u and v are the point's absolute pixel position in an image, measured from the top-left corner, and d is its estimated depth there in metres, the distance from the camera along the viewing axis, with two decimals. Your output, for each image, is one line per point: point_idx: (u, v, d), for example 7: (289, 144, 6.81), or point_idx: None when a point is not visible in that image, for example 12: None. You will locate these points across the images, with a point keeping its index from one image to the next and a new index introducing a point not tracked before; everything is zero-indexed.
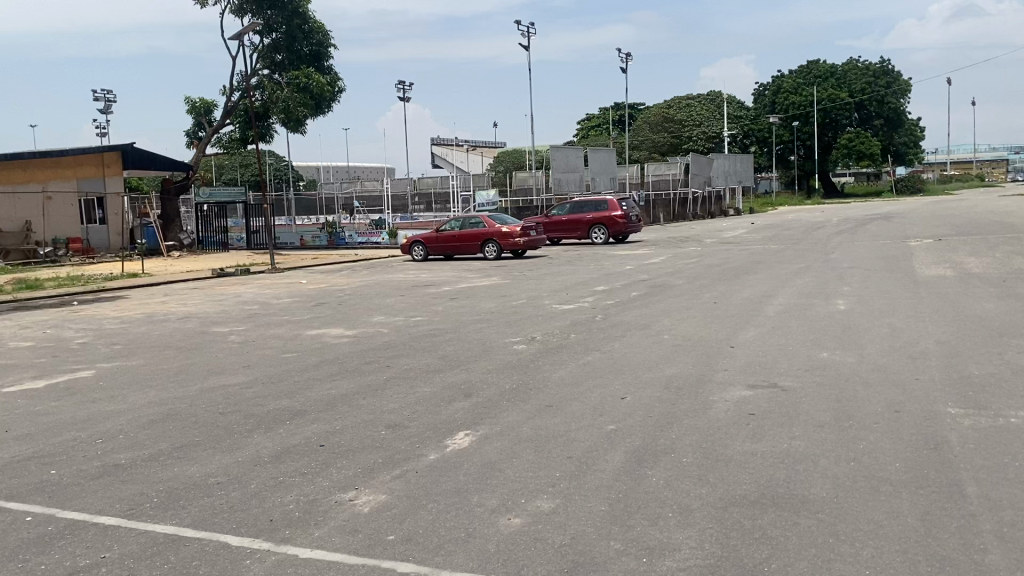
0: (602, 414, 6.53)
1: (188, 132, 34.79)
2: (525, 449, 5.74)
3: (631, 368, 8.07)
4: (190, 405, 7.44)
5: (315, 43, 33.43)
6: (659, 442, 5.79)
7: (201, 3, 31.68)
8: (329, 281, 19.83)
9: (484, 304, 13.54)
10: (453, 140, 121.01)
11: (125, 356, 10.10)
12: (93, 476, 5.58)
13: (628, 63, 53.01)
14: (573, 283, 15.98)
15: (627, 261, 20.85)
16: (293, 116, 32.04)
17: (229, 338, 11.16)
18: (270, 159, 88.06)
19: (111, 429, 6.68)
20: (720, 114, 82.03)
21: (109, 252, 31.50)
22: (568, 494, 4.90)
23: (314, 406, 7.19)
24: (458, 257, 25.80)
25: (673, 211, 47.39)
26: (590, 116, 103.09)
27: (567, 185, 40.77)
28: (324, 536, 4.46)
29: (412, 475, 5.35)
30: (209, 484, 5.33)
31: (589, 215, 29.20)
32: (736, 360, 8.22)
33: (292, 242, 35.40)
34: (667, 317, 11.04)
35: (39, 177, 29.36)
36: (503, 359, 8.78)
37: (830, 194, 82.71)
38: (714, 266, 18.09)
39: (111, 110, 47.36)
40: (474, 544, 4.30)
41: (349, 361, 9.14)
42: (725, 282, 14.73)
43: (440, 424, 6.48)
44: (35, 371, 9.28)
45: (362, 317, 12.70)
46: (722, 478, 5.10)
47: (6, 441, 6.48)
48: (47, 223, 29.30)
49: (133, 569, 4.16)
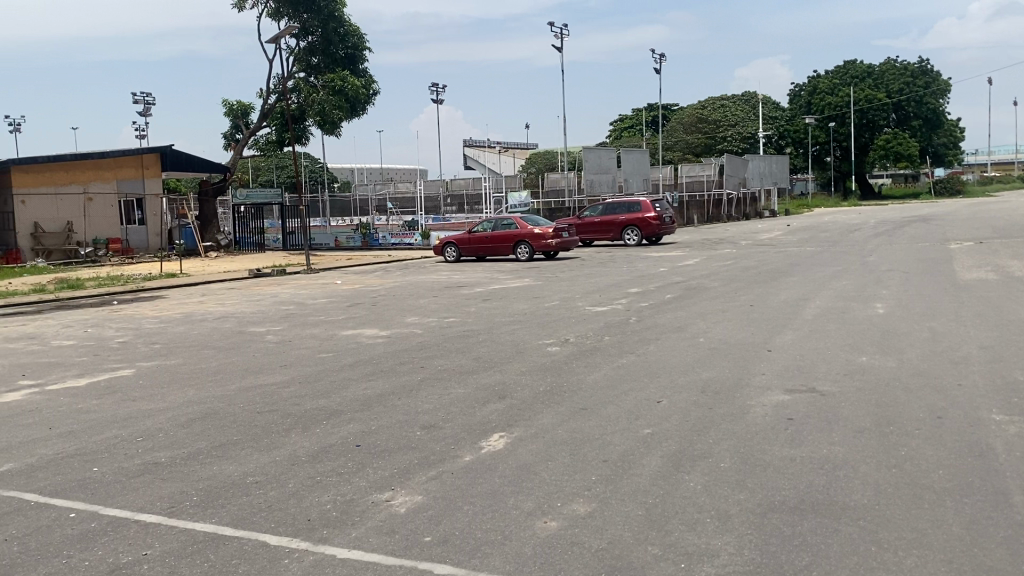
0: (637, 418, 6.49)
1: (226, 135, 35.25)
2: (560, 452, 5.73)
3: (667, 372, 8.02)
4: (228, 404, 7.51)
5: (351, 46, 33.65)
6: (696, 447, 5.74)
7: (239, 8, 32.20)
8: (363, 281, 19.98)
9: (518, 305, 13.53)
10: (486, 141, 121.26)
11: (164, 355, 10.23)
12: (134, 473, 5.65)
13: (661, 63, 52.89)
14: (608, 284, 15.92)
15: (660, 262, 20.73)
16: (328, 117, 32.20)
17: (266, 338, 11.26)
18: (305, 161, 89.10)
19: (151, 428, 6.76)
20: (755, 114, 81.65)
21: (148, 252, 32.15)
22: (605, 498, 4.88)
23: (351, 406, 7.24)
24: (491, 258, 25.85)
25: (707, 213, 47.11)
26: (623, 117, 102.58)
27: (600, 186, 40.70)
28: (361, 536, 4.48)
29: (448, 477, 5.36)
30: (247, 483, 5.38)
31: (621, 217, 29.08)
32: (774, 364, 8.14)
33: (327, 243, 35.75)
34: (703, 320, 10.96)
35: (81, 178, 29.77)
36: (537, 361, 8.78)
37: (868, 195, 81.56)
38: (749, 268, 17.96)
39: (150, 113, 48.25)
40: (510, 547, 4.29)
41: (384, 361, 9.20)
42: (759, 285, 14.60)
43: (475, 425, 6.49)
44: (77, 370, 9.42)
45: (396, 318, 12.76)
46: (761, 483, 5.05)
47: (49, 438, 6.58)
48: (88, 224, 29.77)
49: (174, 567, 4.20)
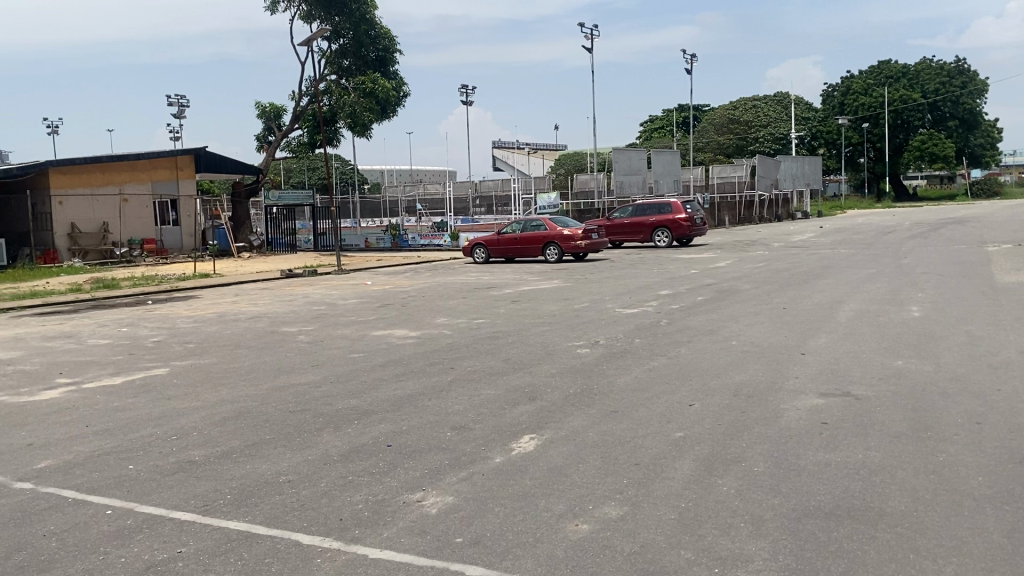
0: (669, 421, 6.44)
1: (258, 137, 35.59)
2: (591, 455, 5.70)
3: (698, 374, 7.96)
4: (260, 403, 7.57)
5: (382, 48, 33.85)
6: (729, 451, 5.69)
7: (271, 10, 32.48)
8: (393, 281, 20.08)
9: (548, 307, 13.51)
10: (514, 143, 121.41)
11: (197, 354, 10.36)
12: (168, 472, 5.71)
13: (691, 63, 52.67)
14: (638, 286, 15.85)
15: (691, 264, 20.59)
16: (359, 120, 32.44)
17: (298, 338, 11.35)
18: (336, 163, 89.86)
19: (185, 427, 6.84)
20: (787, 114, 80.94)
21: (182, 252, 32.61)
22: (636, 501, 4.85)
23: (381, 406, 7.27)
24: (520, 260, 25.87)
25: (738, 214, 46.78)
26: (653, 117, 102.14)
27: (630, 187, 40.56)
28: (393, 537, 4.48)
29: (478, 478, 5.36)
30: (280, 482, 5.42)
31: (651, 218, 28.94)
32: (808, 368, 8.05)
33: (357, 244, 36.08)
34: (735, 323, 10.86)
35: (117, 179, 30.17)
36: (567, 362, 8.76)
37: (902, 197, 80.48)
38: (782, 271, 17.79)
39: (184, 115, 48.83)
40: (542, 549, 4.28)
41: (415, 362, 9.24)
42: (792, 287, 14.45)
43: (506, 427, 6.47)
44: (112, 369, 9.55)
45: (426, 319, 12.79)
46: (794, 488, 4.99)
47: (86, 436, 6.68)
48: (124, 225, 30.25)
49: (207, 565, 4.23)
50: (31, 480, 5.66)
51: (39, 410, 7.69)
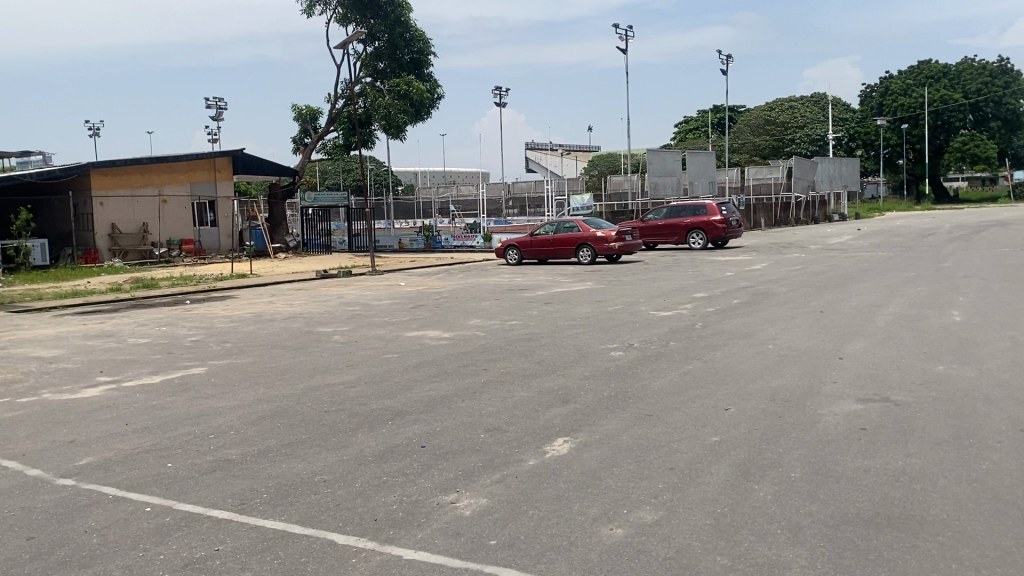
0: (704, 426, 6.38)
1: (295, 139, 35.93)
2: (626, 459, 5.67)
3: (734, 378, 7.88)
4: (297, 403, 7.64)
5: (416, 51, 34.01)
6: (766, 456, 5.62)
7: (308, 14, 32.81)
8: (426, 283, 20.15)
9: (582, 309, 13.47)
10: (547, 143, 121.20)
11: (234, 354, 10.48)
12: (206, 470, 5.79)
13: (727, 64, 52.43)
14: (672, 288, 15.75)
15: (726, 267, 20.41)
16: (394, 122, 32.62)
17: (333, 338, 11.45)
18: (371, 165, 90.89)
19: (222, 425, 6.92)
20: (824, 115, 80.07)
21: (219, 252, 33.03)
22: (671, 506, 4.81)
23: (415, 407, 7.30)
24: (553, 262, 25.85)
25: (774, 216, 46.27)
26: (688, 118, 101.53)
27: (664, 189, 40.33)
28: (427, 538, 4.50)
29: (512, 480, 5.35)
30: (315, 482, 5.46)
31: (687, 219, 28.73)
32: (845, 372, 7.94)
33: (391, 245, 36.30)
34: (771, 326, 10.74)
35: (157, 180, 30.63)
36: (600, 365, 8.74)
37: (942, 199, 79.15)
38: (819, 273, 17.55)
39: (222, 117, 49.50)
40: (576, 552, 4.27)
41: (449, 363, 9.27)
42: (830, 290, 14.27)
43: (539, 429, 6.46)
44: (151, 368, 9.70)
45: (459, 320, 12.82)
46: (832, 495, 4.92)
47: (126, 434, 6.78)
48: (163, 225, 30.73)
49: (245, 563, 4.28)
50: (73, 477, 5.76)
51: (81, 408, 7.81)
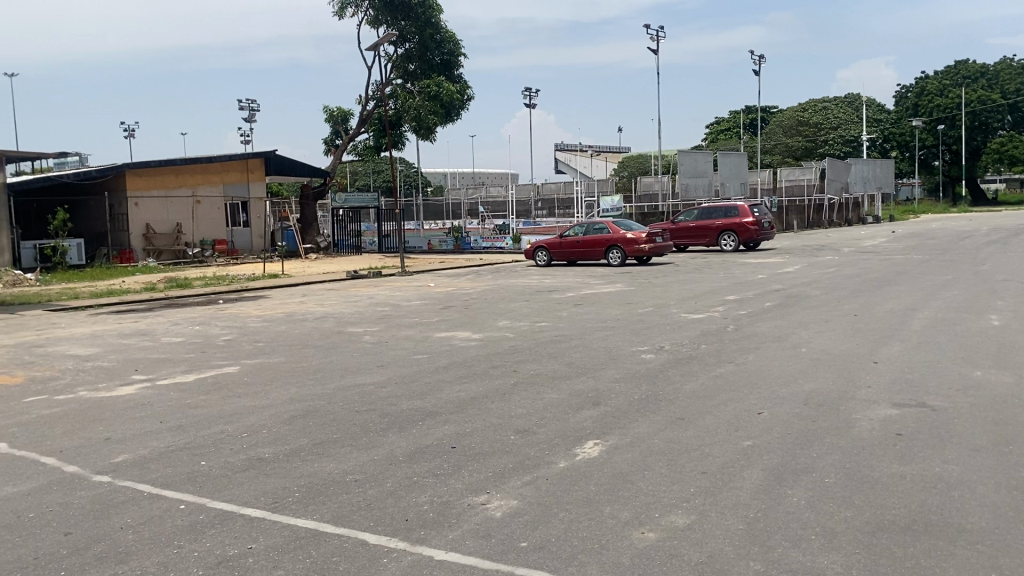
0: (737, 430, 6.33)
1: (326, 140, 36.21)
2: (657, 463, 5.63)
3: (767, 382, 7.80)
4: (328, 402, 7.70)
5: (447, 53, 34.12)
6: (799, 461, 5.56)
7: (339, 16, 33.07)
8: (455, 284, 20.19)
9: (612, 311, 13.43)
10: (577, 144, 121.21)
11: (266, 353, 10.56)
12: (239, 468, 5.84)
13: (760, 64, 52.12)
14: (703, 291, 15.65)
15: (758, 269, 20.24)
16: (424, 123, 32.78)
17: (364, 338, 11.52)
18: (401, 166, 91.75)
19: (255, 424, 6.99)
20: (858, 117, 79.22)
21: (252, 253, 33.38)
22: (703, 511, 4.77)
23: (446, 407, 7.32)
24: (582, 263, 25.80)
25: (807, 218, 45.79)
26: (720, 119, 101.02)
27: (695, 190, 40.08)
28: (458, 539, 4.50)
29: (542, 482, 5.34)
30: (347, 481, 5.49)
31: (718, 222, 28.51)
32: (880, 377, 7.82)
33: (420, 246, 36.44)
34: (805, 330, 10.63)
35: (191, 181, 31.01)
36: (631, 368, 8.68)
37: (979, 201, 77.85)
38: (853, 276, 17.34)
39: (255, 119, 50.09)
40: (607, 556, 4.25)
41: (478, 364, 9.27)
42: (865, 294, 14.08)
43: (570, 431, 6.44)
44: (186, 366, 9.82)
45: (489, 321, 12.84)
46: (868, 501, 4.85)
47: (161, 432, 6.86)
48: (196, 225, 31.13)
49: (278, 562, 4.30)
50: (109, 474, 5.84)
51: (117, 406, 7.91)
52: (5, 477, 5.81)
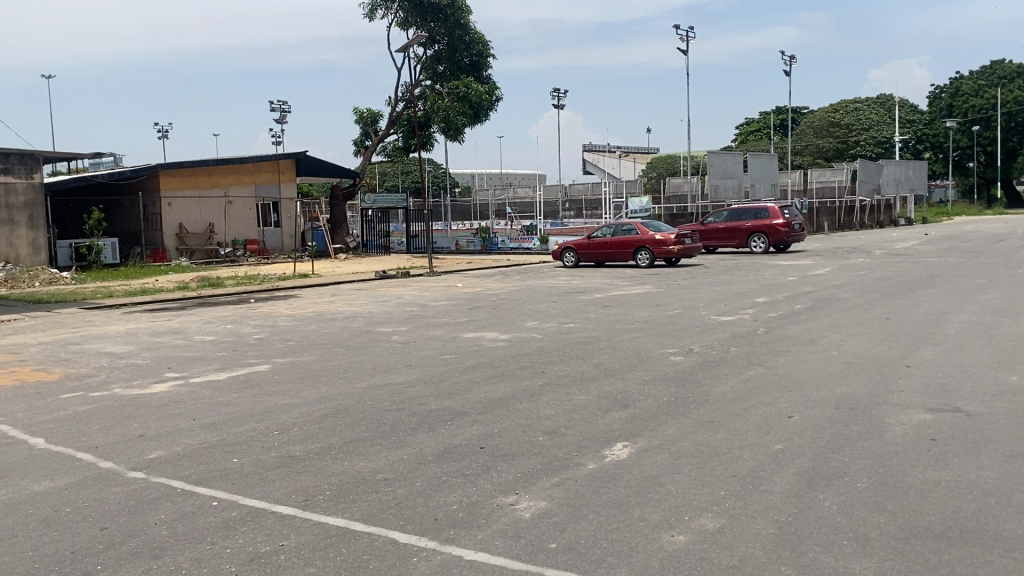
0: (767, 433, 6.29)
1: (356, 141, 36.44)
2: (686, 465, 5.61)
3: (797, 385, 7.74)
4: (358, 401, 7.76)
5: (476, 53, 34.20)
6: (831, 465, 5.51)
7: (369, 18, 33.26)
8: (483, 284, 20.23)
9: (640, 312, 13.39)
10: (605, 145, 121.19)
11: (296, 352, 10.65)
12: (271, 466, 5.90)
13: (791, 64, 51.86)
14: (733, 293, 15.53)
15: (789, 271, 20.06)
16: (453, 124, 32.87)
17: (392, 338, 11.59)
18: (430, 166, 92.25)
19: (286, 422, 7.05)
20: (891, 117, 78.35)
21: (283, 253, 33.69)
22: (734, 514, 4.75)
23: (474, 407, 7.35)
24: (610, 264, 25.75)
25: (838, 220, 45.35)
26: (750, 120, 100.40)
27: (725, 191, 39.84)
28: (487, 539, 4.51)
29: (571, 484, 5.34)
30: (377, 480, 5.54)
31: (748, 223, 28.30)
32: (914, 382, 7.72)
33: (448, 247, 36.58)
34: (837, 333, 10.51)
35: (223, 182, 31.34)
36: (660, 370, 8.64)
37: (1014, 203, 76.62)
38: (885, 279, 17.14)
39: (285, 120, 50.57)
40: (637, 558, 4.24)
41: (507, 365, 9.29)
42: (897, 297, 13.93)
43: (598, 433, 6.43)
44: (218, 364, 9.94)
45: (517, 322, 12.85)
46: (902, 507, 4.79)
47: (194, 429, 6.95)
48: (228, 226, 31.51)
49: (309, 559, 4.34)
50: (143, 470, 5.93)
51: (150, 403, 8.03)
52: (42, 472, 5.92)
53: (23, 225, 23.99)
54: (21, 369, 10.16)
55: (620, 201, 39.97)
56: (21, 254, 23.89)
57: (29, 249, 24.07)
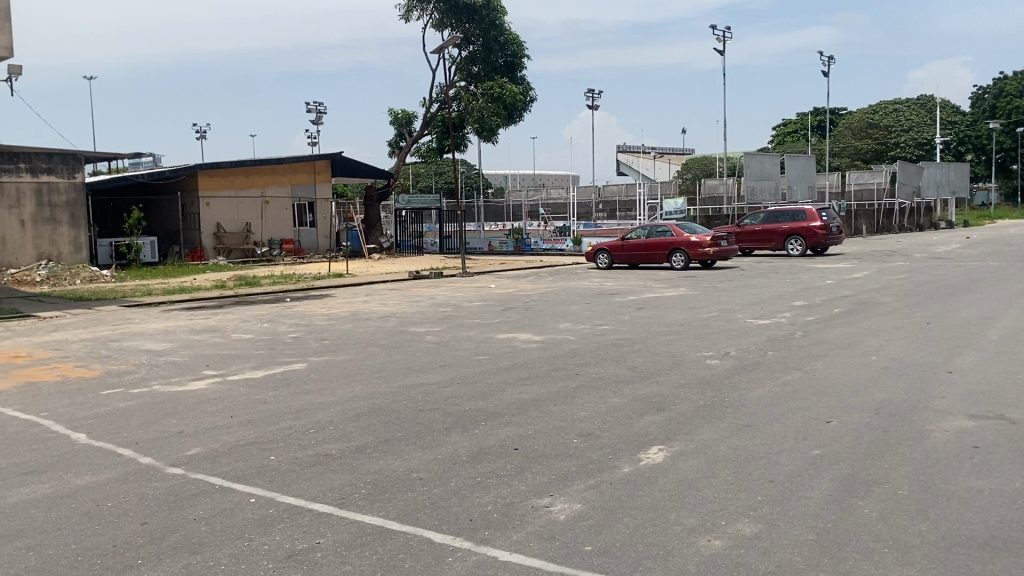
0: (805, 438, 6.21)
1: (391, 142, 36.70)
2: (723, 470, 5.56)
3: (835, 390, 7.65)
4: (393, 400, 7.80)
5: (510, 54, 34.26)
6: (871, 472, 5.44)
7: (405, 20, 33.49)
8: (516, 286, 20.22)
9: (675, 315, 13.30)
10: (640, 147, 120.65)
11: (331, 351, 10.74)
12: (307, 464, 5.95)
13: (830, 65, 51.27)
14: (770, 296, 15.37)
15: (826, 274, 19.79)
16: (486, 125, 32.92)
17: (427, 338, 11.65)
18: (463, 167, 92.52)
19: (322, 421, 7.10)
20: (932, 119, 77.03)
21: (318, 252, 34.02)
22: (772, 519, 4.69)
23: (508, 408, 7.36)
24: (644, 266, 25.62)
25: (877, 223, 44.64)
26: (787, 121, 99.37)
27: (761, 193, 39.43)
28: (522, 541, 4.51)
29: (606, 487, 5.32)
30: (412, 479, 5.56)
31: (785, 225, 28.02)
32: (957, 388, 7.58)
33: (481, 247, 36.69)
34: (876, 337, 10.37)
35: (260, 182, 31.71)
36: (696, 373, 8.59)
37: None
38: (924, 283, 16.85)
39: (321, 121, 51.10)
40: (673, 562, 4.21)
41: (541, 366, 9.28)
42: (938, 301, 13.68)
43: (633, 436, 6.40)
44: (255, 363, 10.04)
45: (550, 323, 12.82)
46: (945, 515, 4.70)
47: (231, 427, 7.04)
48: (265, 225, 31.88)
49: (345, 557, 4.37)
50: (183, 466, 6.01)
51: (188, 400, 8.14)
52: (85, 467, 6.02)
53: (66, 223, 24.48)
54: (63, 365, 10.35)
55: (655, 202, 39.75)
56: (63, 252, 24.38)
57: (72, 247, 24.55)
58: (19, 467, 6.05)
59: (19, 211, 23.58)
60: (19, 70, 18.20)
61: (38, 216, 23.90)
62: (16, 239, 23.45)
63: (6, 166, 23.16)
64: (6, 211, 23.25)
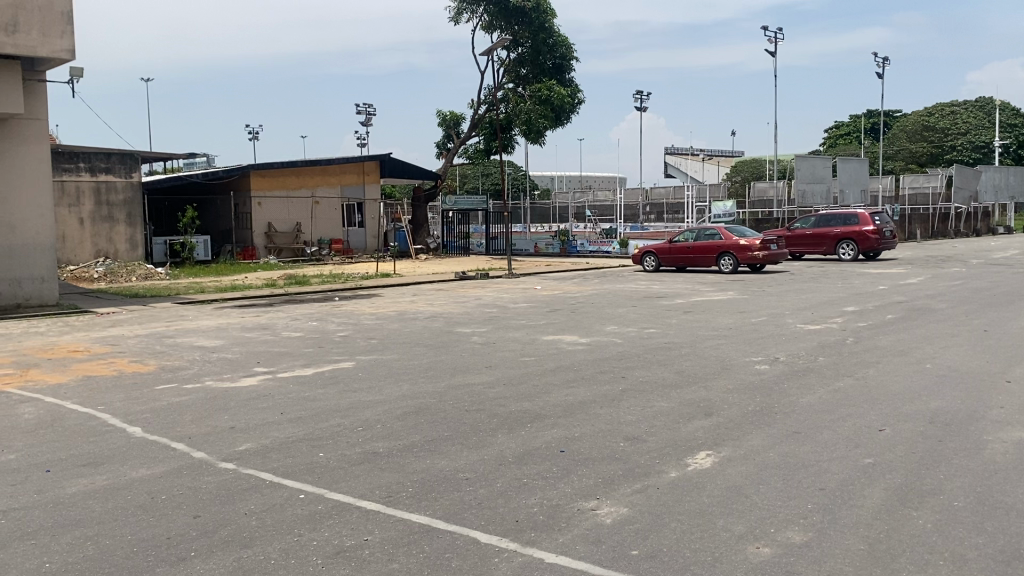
0: (857, 446, 6.10)
1: (438, 144, 36.95)
2: (772, 476, 5.50)
3: (888, 398, 7.50)
4: (439, 400, 7.85)
5: (559, 56, 34.23)
6: (926, 481, 5.34)
7: (455, 21, 33.67)
8: (563, 287, 20.21)
9: (722, 319, 13.15)
10: (687, 149, 119.43)
11: (379, 350, 10.86)
12: (355, 461, 6.02)
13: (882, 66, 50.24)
14: (821, 301, 15.09)
15: (879, 280, 19.42)
16: (534, 126, 32.96)
17: (473, 339, 11.71)
18: (510, 169, 92.35)
19: (370, 419, 7.19)
20: (990, 121, 74.80)
21: (366, 253, 34.38)
22: (822, 528, 4.63)
23: (554, 410, 7.35)
24: (691, 270, 25.38)
25: (932, 228, 43.48)
26: (839, 124, 97.60)
27: (812, 196, 38.80)
28: (569, 543, 4.51)
29: (654, 491, 5.30)
30: (458, 479, 5.59)
31: (837, 229, 27.51)
32: (1014, 398, 7.38)
33: (527, 249, 36.73)
34: (931, 344, 10.14)
35: (311, 182, 32.15)
36: (745, 378, 8.49)
37: None
38: (982, 289, 16.42)
39: (370, 122, 51.57)
40: (720, 568, 4.18)
41: (586, 369, 9.26)
42: (996, 309, 13.30)
43: (681, 440, 6.36)
44: (304, 360, 10.19)
45: (596, 325, 12.81)
46: (1004, 529, 4.59)
47: (282, 423, 7.17)
48: (315, 225, 32.32)
49: (392, 555, 4.41)
50: (234, 461, 6.12)
51: (241, 396, 8.30)
52: (140, 460, 6.18)
53: (122, 222, 25.08)
54: (120, 360, 10.64)
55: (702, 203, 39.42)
56: (119, 250, 25.02)
57: (127, 245, 25.19)
58: (79, 458, 6.24)
59: (78, 209, 24.22)
60: (80, 71, 18.69)
61: (96, 215, 24.53)
62: (75, 237, 24.11)
63: (65, 166, 23.85)
64: (65, 209, 23.90)
